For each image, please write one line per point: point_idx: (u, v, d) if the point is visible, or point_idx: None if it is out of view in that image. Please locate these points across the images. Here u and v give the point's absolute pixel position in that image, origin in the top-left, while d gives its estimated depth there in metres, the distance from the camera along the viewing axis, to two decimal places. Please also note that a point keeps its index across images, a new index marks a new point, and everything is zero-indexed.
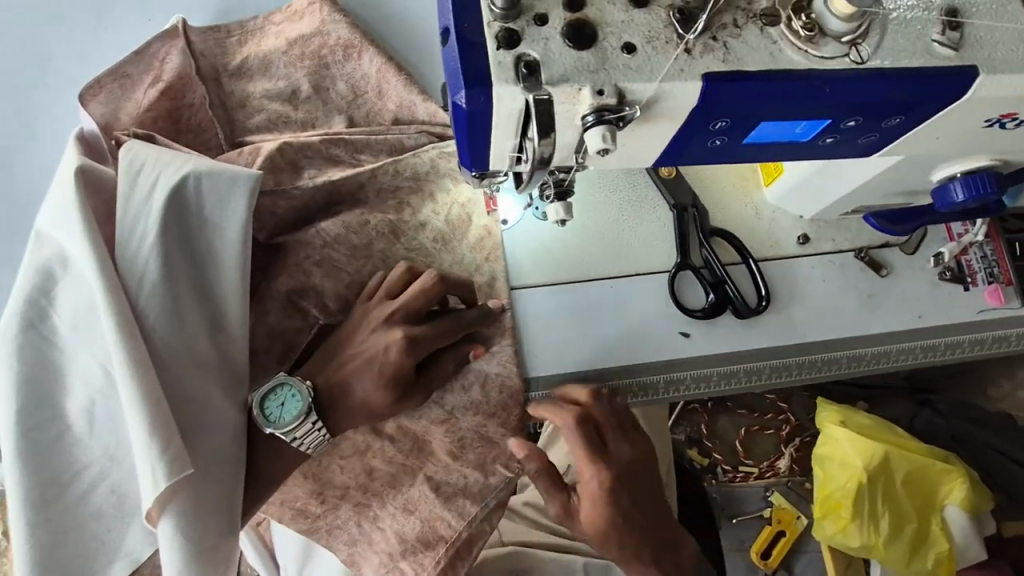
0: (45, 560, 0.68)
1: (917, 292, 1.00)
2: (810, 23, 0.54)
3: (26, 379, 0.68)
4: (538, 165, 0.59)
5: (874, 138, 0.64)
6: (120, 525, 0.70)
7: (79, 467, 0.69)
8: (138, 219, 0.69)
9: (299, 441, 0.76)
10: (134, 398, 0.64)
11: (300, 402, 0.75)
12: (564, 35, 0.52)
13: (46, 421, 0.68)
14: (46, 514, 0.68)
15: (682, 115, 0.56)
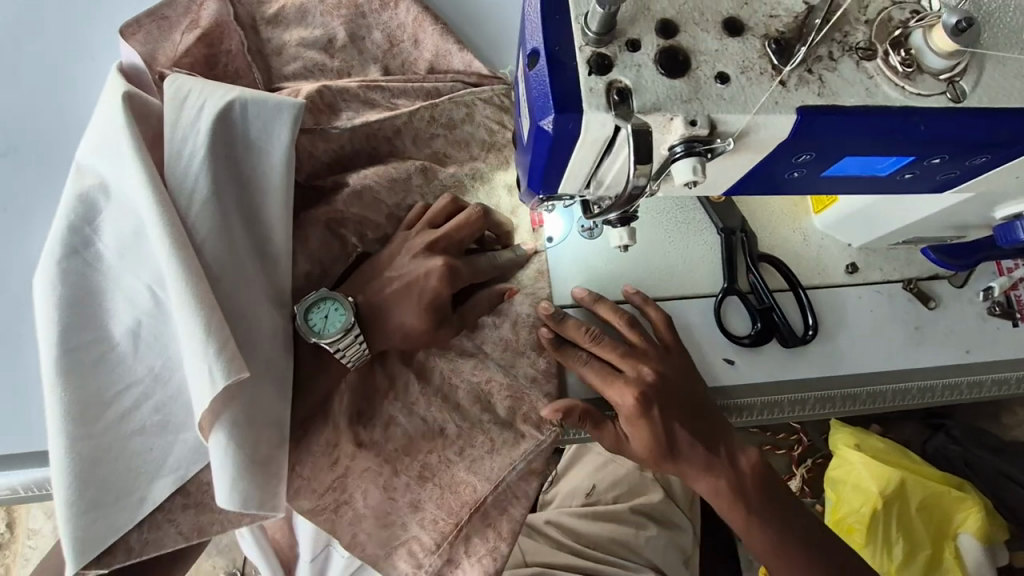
0: (85, 485, 0.64)
1: (965, 325, 0.98)
2: (908, 58, 0.52)
3: (69, 298, 0.65)
4: (619, 200, 0.57)
5: (954, 175, 0.63)
6: (165, 448, 0.67)
7: (122, 389, 0.66)
8: (186, 139, 0.66)
9: (342, 355, 0.74)
10: (187, 306, 0.60)
11: (344, 315, 0.72)
12: (657, 62, 0.50)
13: (89, 341, 0.65)
14: (87, 435, 0.64)
15: (768, 147, 0.54)
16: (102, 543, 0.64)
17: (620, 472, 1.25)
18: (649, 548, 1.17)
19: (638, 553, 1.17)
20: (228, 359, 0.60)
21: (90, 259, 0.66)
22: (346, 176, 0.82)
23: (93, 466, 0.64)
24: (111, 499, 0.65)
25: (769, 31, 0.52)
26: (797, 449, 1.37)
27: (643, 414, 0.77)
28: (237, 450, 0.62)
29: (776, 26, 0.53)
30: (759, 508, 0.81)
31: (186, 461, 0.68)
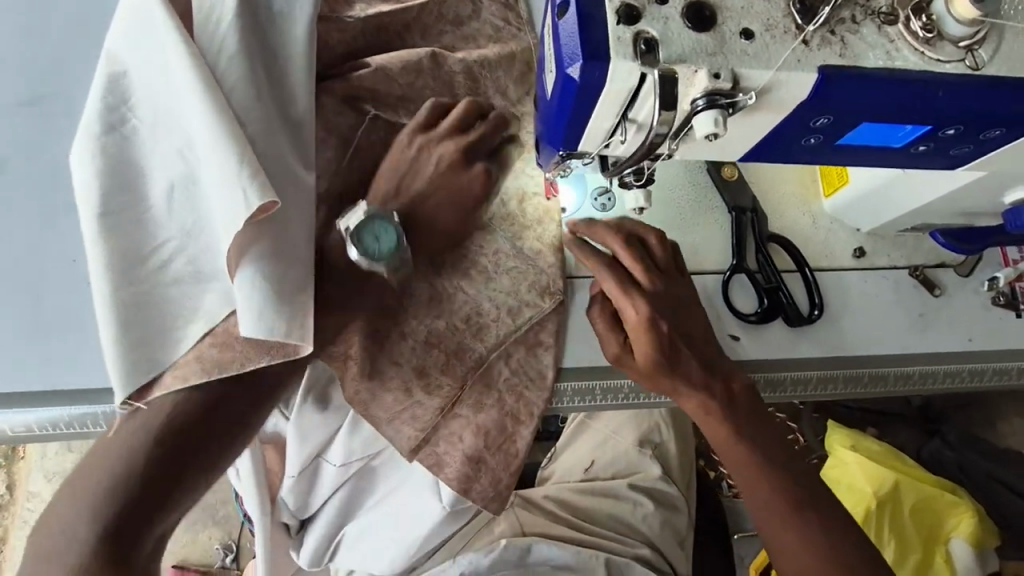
0: (129, 327, 0.67)
1: (969, 314, 0.99)
2: (929, 24, 0.53)
3: (106, 161, 0.68)
4: (645, 148, 0.58)
5: (967, 150, 0.64)
6: (199, 294, 0.69)
7: (158, 243, 0.69)
8: (214, 8, 0.71)
9: (381, 358, 0.78)
10: (222, 148, 0.64)
11: (395, 237, 0.77)
12: (684, 16, 0.52)
13: (126, 201, 0.68)
14: (127, 282, 0.67)
15: (788, 107, 0.55)
16: (145, 378, 0.66)
17: (618, 449, 1.27)
18: (647, 524, 1.17)
19: (635, 530, 1.17)
20: (258, 184, 0.64)
21: (125, 128, 0.70)
22: (362, 59, 0.85)
23: (134, 311, 0.67)
24: (153, 340, 0.67)
25: None
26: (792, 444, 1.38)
27: (650, 323, 0.79)
28: (264, 278, 0.66)
29: None
30: (749, 434, 0.81)
31: (219, 308, 0.70)
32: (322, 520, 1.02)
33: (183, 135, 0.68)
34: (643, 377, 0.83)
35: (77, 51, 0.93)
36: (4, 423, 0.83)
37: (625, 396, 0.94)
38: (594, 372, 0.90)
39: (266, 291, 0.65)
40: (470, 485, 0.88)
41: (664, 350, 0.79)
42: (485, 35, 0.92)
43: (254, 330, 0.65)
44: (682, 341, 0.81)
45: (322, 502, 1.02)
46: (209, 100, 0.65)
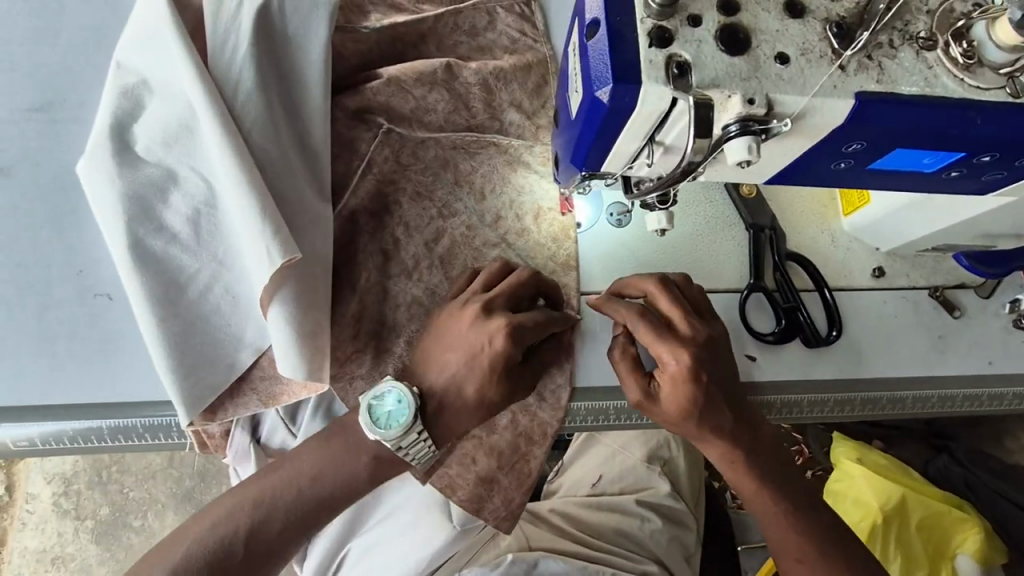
0: (176, 357, 0.73)
1: (989, 338, 0.97)
2: (969, 50, 0.52)
3: (130, 192, 0.70)
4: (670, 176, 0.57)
5: (1000, 176, 0.62)
6: (239, 319, 0.75)
7: (190, 272, 0.72)
8: (229, 32, 0.71)
9: (405, 452, 0.72)
10: (245, 190, 0.67)
11: (406, 411, 0.71)
12: (717, 39, 0.50)
13: (153, 232, 0.71)
14: (168, 314, 0.72)
15: (821, 132, 0.53)
16: (205, 401, 0.75)
17: (627, 465, 1.25)
18: (654, 540, 1.15)
19: (642, 546, 1.15)
20: (283, 238, 0.67)
21: (146, 157, 0.71)
22: (376, 70, 0.84)
23: (180, 338, 0.73)
24: (203, 368, 0.75)
25: (830, 15, 0.52)
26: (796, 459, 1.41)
27: (691, 375, 0.72)
28: (295, 319, 0.70)
29: (838, 10, 0.52)
30: (767, 473, 0.79)
31: (260, 335, 0.77)
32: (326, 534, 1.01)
33: (211, 169, 0.70)
34: (672, 422, 0.77)
35: (85, 56, 0.91)
36: (5, 436, 0.81)
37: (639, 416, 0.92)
38: (608, 392, 0.88)
39: (296, 330, 0.71)
40: (482, 505, 0.86)
41: (698, 402, 0.73)
42: (501, 47, 0.91)
43: (289, 368, 0.71)
44: (721, 388, 0.74)
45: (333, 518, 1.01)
46: (233, 141, 0.67)
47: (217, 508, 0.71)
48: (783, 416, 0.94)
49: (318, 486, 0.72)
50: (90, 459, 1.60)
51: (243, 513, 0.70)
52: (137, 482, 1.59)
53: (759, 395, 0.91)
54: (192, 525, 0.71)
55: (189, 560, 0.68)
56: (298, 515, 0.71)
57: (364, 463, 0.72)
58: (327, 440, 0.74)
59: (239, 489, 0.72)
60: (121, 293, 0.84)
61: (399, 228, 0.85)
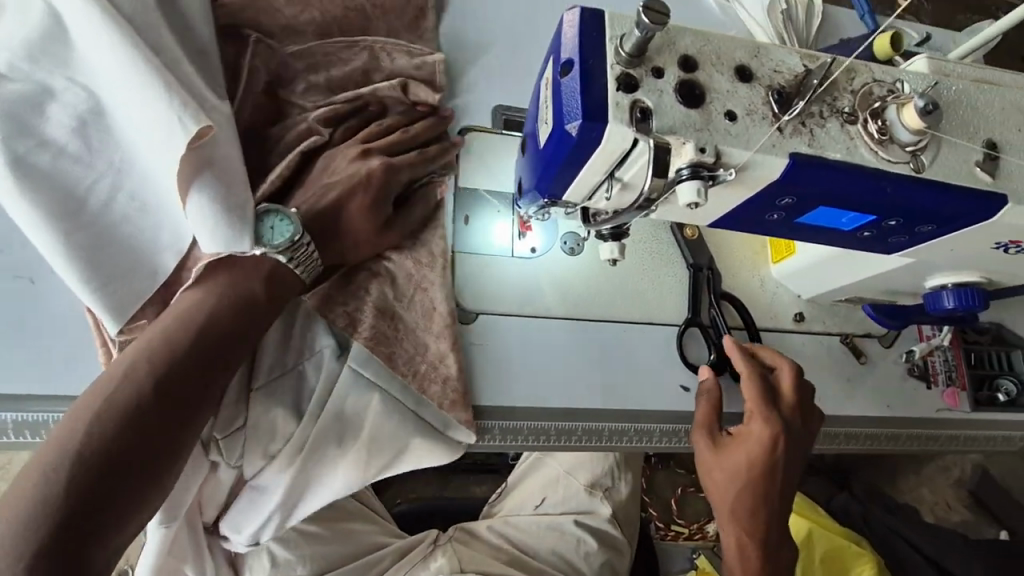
0: (91, 268, 0.70)
1: (888, 382, 1.08)
2: (883, 128, 0.60)
3: (1, 107, 0.68)
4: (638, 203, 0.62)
5: (903, 239, 0.71)
6: (150, 227, 0.74)
7: (87, 183, 0.71)
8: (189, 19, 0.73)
9: (295, 261, 0.77)
10: (146, 79, 0.69)
11: (288, 226, 0.76)
12: (676, 91, 0.55)
13: (34, 145, 0.69)
14: (75, 227, 0.70)
15: (760, 184, 0.60)
16: (129, 310, 0.72)
17: (562, 489, 1.25)
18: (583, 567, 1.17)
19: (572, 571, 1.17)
20: (188, 111, 0.69)
21: (6, 73, 0.69)
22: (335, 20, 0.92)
23: (92, 251, 0.70)
24: (121, 277, 0.72)
25: (773, 83, 0.59)
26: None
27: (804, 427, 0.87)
28: (215, 193, 0.72)
29: (778, 80, 0.59)
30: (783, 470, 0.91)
31: (176, 238, 0.74)
32: (249, 496, 0.85)
33: (93, 77, 0.71)
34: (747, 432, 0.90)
35: None
36: None
37: (579, 438, 0.93)
38: (548, 412, 0.91)
39: (222, 206, 0.73)
40: None
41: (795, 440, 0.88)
42: None
43: (213, 245, 0.73)
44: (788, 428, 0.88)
45: (255, 479, 0.85)
46: (118, 32, 0.69)
47: (101, 388, 0.64)
48: None
49: (218, 321, 0.71)
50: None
51: (143, 365, 0.65)
52: None
53: (687, 424, 0.96)
54: (78, 413, 0.62)
55: (88, 443, 0.60)
56: (207, 352, 0.69)
57: (260, 284, 0.75)
58: (209, 279, 0.73)
59: (120, 361, 0.66)
60: (45, 277, 0.79)
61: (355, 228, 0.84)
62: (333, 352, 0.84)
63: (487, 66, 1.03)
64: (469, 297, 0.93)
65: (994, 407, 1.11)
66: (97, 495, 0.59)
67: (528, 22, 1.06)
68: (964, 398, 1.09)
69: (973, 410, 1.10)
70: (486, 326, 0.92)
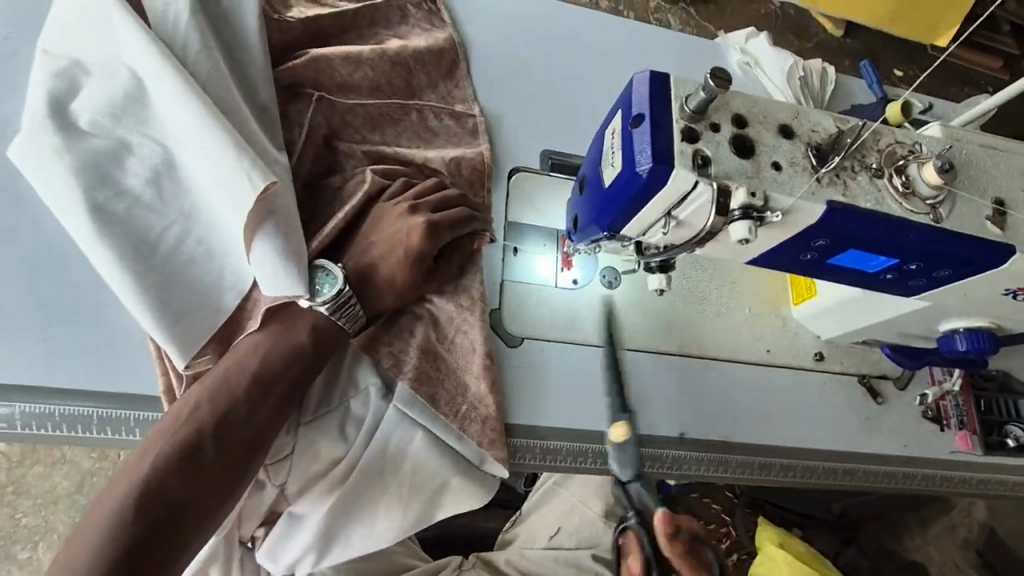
0: (161, 307, 0.76)
1: (903, 423, 1.13)
2: (905, 182, 0.69)
3: (85, 164, 0.75)
4: (688, 237, 0.70)
5: (922, 283, 0.79)
6: (214, 267, 0.80)
7: (160, 228, 0.77)
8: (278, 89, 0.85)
9: (338, 314, 0.82)
10: (216, 133, 0.74)
11: (334, 280, 0.82)
12: (731, 143, 0.64)
13: (115, 196, 0.76)
14: (144, 269, 0.76)
15: (800, 227, 0.68)
16: (197, 344, 0.78)
17: (583, 517, 1.28)
18: None
19: None
20: (256, 166, 0.75)
21: (92, 130, 0.76)
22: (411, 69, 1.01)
23: (163, 290, 0.76)
24: (188, 315, 0.78)
25: (811, 141, 0.68)
26: (724, 542, 1.67)
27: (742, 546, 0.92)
28: (276, 244, 0.78)
29: (816, 138, 0.69)
30: None
31: (238, 279, 0.80)
32: (288, 525, 0.89)
33: (165, 131, 0.78)
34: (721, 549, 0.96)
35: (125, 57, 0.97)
36: None
37: None
38: (586, 434, 0.96)
39: (280, 254, 0.77)
40: None
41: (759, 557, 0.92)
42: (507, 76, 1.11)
43: (270, 291, 0.78)
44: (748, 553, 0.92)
45: (293, 505, 0.88)
46: (194, 90, 0.75)
47: (169, 427, 0.72)
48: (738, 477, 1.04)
49: (271, 367, 0.77)
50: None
51: (206, 407, 0.74)
52: (35, 507, 1.57)
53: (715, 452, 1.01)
54: (146, 452, 0.71)
55: (150, 483, 0.69)
56: (262, 396, 0.76)
57: (307, 334, 0.80)
58: (266, 326, 0.80)
59: (183, 404, 0.74)
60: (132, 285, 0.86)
61: None
62: (378, 387, 0.87)
63: (535, 110, 1.11)
64: (516, 322, 0.99)
65: (1004, 452, 1.16)
66: (159, 529, 0.68)
67: (573, 74, 1.16)
68: (976, 442, 1.15)
69: (984, 454, 1.15)
70: (530, 350, 0.98)
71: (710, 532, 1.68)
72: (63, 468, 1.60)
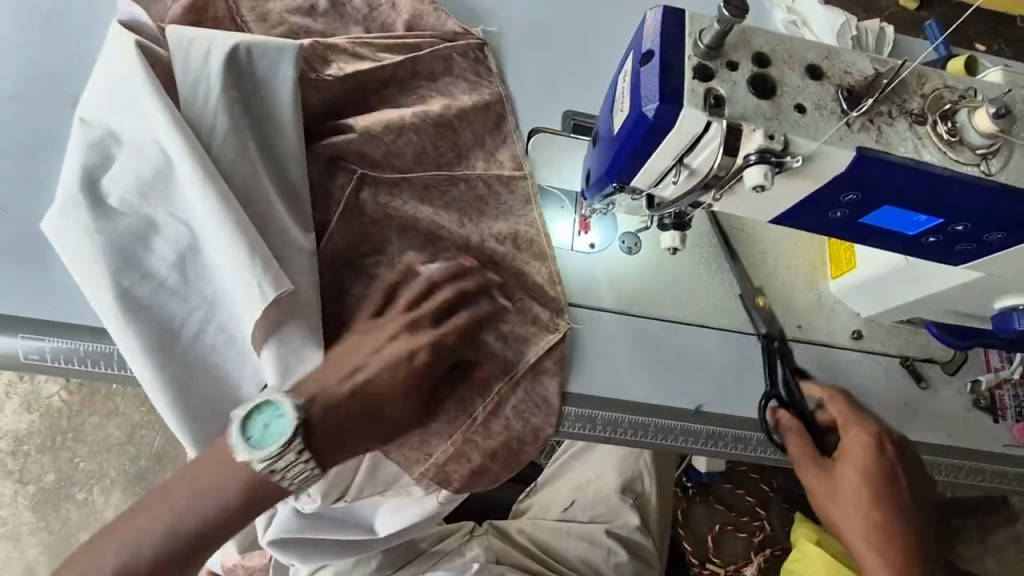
0: (184, 410, 0.77)
1: (950, 411, 1.04)
2: (952, 129, 0.62)
3: (112, 249, 0.73)
4: (696, 184, 0.66)
5: (971, 249, 0.71)
6: (238, 356, 0.78)
7: (183, 319, 0.75)
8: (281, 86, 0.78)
9: (280, 474, 0.72)
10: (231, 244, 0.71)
11: (285, 422, 0.71)
12: (749, 82, 0.60)
13: (140, 278, 0.74)
14: (165, 360, 0.75)
15: (825, 178, 0.63)
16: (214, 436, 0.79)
17: (598, 493, 1.25)
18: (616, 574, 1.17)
19: None
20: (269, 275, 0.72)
21: (123, 208, 0.73)
22: (433, 27, 1.00)
23: (184, 386, 0.76)
24: (208, 408, 0.78)
25: (843, 82, 0.62)
26: (757, 535, 1.61)
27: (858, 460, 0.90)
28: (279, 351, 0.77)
29: (849, 80, 0.62)
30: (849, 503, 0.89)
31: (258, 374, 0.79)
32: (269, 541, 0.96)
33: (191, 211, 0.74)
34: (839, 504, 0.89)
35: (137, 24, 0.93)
36: (19, 346, 0.82)
37: (625, 432, 0.95)
38: (595, 401, 0.93)
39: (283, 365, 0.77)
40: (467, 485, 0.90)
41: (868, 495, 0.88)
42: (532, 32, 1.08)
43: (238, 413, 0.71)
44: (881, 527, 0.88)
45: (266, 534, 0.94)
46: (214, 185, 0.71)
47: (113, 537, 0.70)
48: (757, 456, 0.99)
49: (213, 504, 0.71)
50: (46, 421, 1.69)
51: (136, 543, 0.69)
52: (91, 453, 1.69)
53: (730, 427, 0.96)
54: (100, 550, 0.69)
55: None
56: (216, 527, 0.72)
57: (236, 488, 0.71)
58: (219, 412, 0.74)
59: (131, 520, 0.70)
60: None
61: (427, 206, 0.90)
62: None
63: (558, 73, 1.09)
64: None
65: None
66: None
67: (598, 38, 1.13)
68: None
69: None
70: None
71: (742, 523, 1.62)
72: (114, 419, 1.71)
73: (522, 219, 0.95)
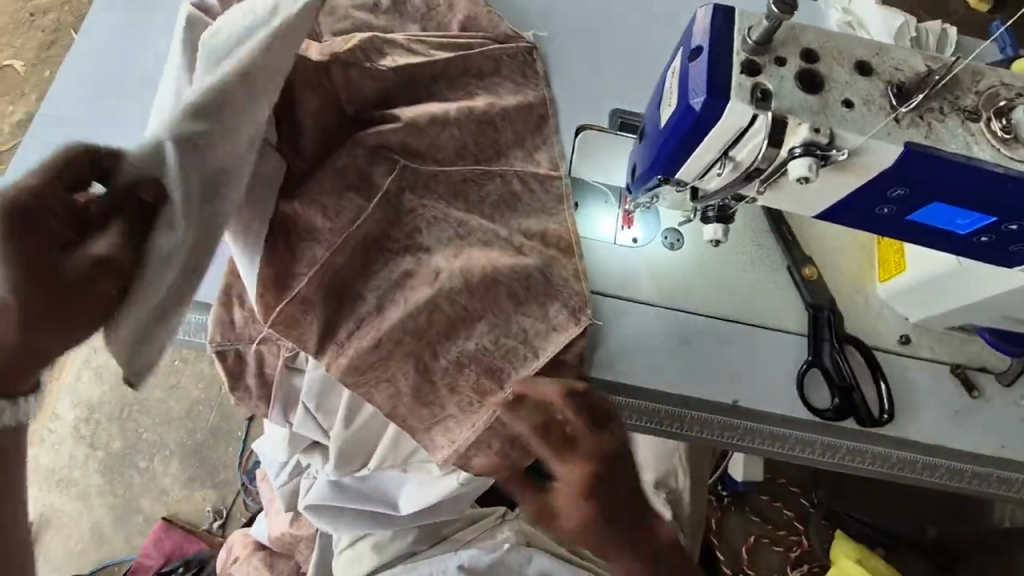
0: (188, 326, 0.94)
1: (1004, 423, 1.00)
2: (1007, 127, 0.62)
3: None
4: (740, 177, 0.68)
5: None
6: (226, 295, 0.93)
7: None
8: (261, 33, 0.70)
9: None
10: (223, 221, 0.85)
11: None
12: (796, 77, 0.61)
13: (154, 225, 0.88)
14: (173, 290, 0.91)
15: (871, 172, 0.64)
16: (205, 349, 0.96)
17: None
18: None
19: None
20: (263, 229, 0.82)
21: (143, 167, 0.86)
22: (487, 29, 1.05)
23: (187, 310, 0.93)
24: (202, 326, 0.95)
25: (893, 79, 0.63)
26: (794, 550, 1.58)
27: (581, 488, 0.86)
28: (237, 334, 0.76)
29: (899, 77, 0.63)
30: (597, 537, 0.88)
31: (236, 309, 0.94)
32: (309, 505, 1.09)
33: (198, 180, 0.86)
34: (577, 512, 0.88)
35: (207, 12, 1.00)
36: None
37: (661, 423, 0.97)
38: (632, 390, 0.95)
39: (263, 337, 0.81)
40: (502, 465, 0.93)
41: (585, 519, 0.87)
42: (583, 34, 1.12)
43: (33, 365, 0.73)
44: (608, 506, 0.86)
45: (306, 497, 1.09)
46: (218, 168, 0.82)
47: None
48: (795, 455, 0.98)
49: None
50: (116, 392, 1.84)
51: None
52: (154, 424, 1.82)
53: (768, 425, 0.97)
54: None
55: None
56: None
57: None
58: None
59: None
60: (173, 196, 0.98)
61: (475, 197, 0.95)
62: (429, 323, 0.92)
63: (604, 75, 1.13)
64: None
65: None
66: None
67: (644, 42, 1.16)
68: None
69: None
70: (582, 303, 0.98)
71: (779, 537, 1.59)
72: (175, 394, 1.85)
73: (565, 211, 0.99)
